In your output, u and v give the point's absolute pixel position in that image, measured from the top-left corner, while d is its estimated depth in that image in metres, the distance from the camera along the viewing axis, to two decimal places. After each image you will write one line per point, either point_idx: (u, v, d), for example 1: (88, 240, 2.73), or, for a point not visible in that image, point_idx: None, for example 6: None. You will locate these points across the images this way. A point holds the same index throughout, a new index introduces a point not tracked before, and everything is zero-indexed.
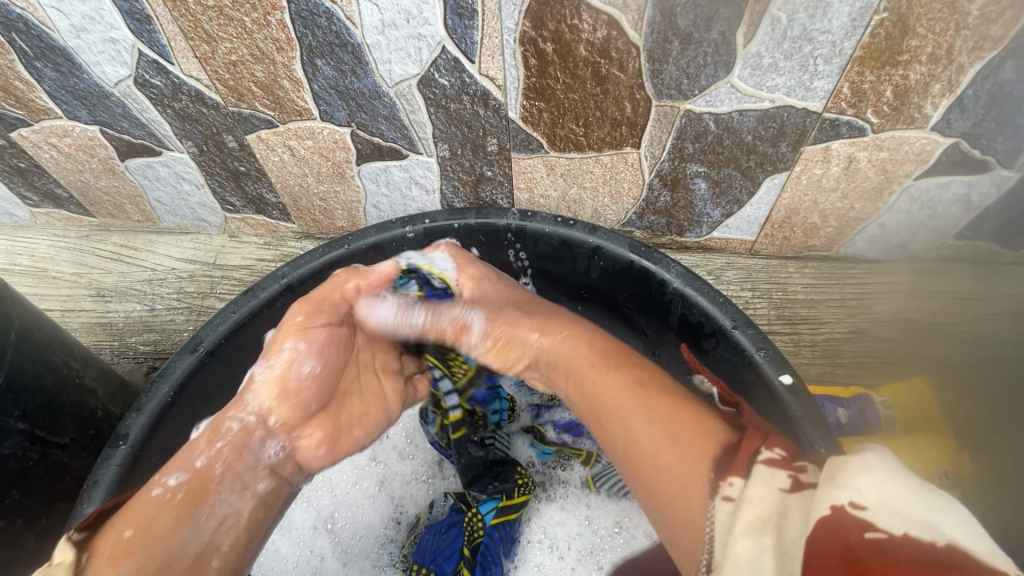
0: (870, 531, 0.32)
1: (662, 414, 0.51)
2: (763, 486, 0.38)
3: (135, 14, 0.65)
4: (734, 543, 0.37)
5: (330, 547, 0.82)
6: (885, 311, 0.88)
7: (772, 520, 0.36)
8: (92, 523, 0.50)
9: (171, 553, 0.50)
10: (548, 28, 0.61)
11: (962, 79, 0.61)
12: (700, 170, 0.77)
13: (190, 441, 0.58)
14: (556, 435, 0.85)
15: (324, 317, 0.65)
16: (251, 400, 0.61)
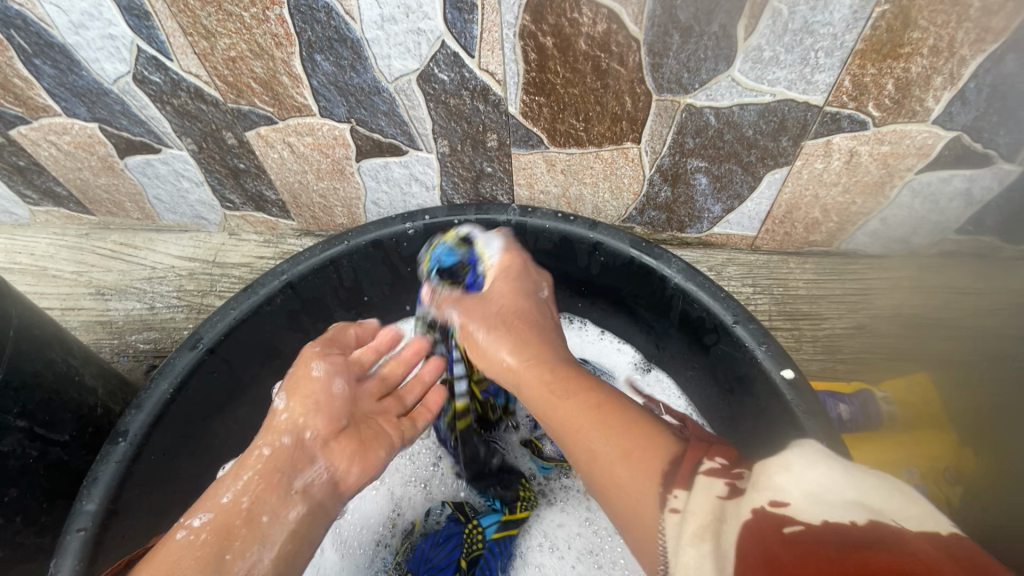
0: (791, 527, 0.32)
1: (617, 424, 0.49)
2: (702, 496, 0.37)
3: (134, 10, 0.65)
4: (679, 553, 0.35)
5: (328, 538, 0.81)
6: (887, 307, 0.88)
7: (713, 527, 0.35)
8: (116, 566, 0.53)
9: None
10: (547, 22, 0.61)
11: (963, 72, 0.61)
12: (700, 165, 0.77)
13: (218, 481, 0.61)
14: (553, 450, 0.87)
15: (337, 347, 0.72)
16: (282, 426, 0.64)
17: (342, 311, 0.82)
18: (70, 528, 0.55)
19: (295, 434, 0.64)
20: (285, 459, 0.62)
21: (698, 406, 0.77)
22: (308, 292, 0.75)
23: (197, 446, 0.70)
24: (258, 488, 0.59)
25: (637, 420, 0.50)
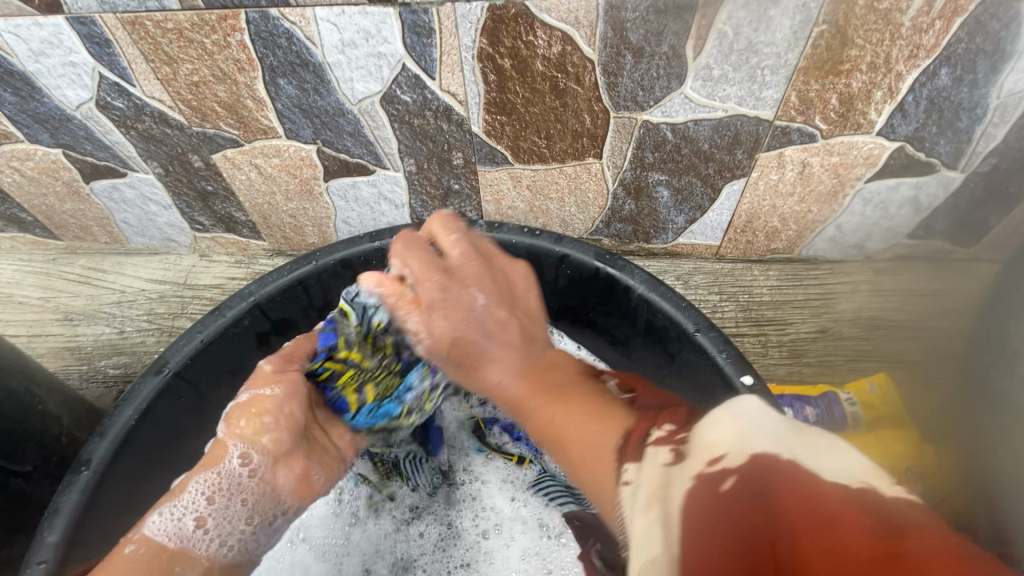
0: (730, 480, 0.31)
1: (583, 407, 0.47)
2: (648, 467, 0.36)
3: (94, 38, 0.65)
4: (633, 523, 0.33)
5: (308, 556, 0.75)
6: (847, 310, 0.91)
7: (658, 493, 0.33)
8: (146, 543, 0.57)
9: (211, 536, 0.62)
10: (504, 45, 0.63)
11: (901, 87, 0.64)
12: (661, 178, 0.79)
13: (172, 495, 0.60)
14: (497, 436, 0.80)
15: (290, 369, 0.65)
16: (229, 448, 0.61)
17: None
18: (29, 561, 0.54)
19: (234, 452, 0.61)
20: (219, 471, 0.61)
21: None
22: (276, 313, 0.75)
23: (159, 472, 0.69)
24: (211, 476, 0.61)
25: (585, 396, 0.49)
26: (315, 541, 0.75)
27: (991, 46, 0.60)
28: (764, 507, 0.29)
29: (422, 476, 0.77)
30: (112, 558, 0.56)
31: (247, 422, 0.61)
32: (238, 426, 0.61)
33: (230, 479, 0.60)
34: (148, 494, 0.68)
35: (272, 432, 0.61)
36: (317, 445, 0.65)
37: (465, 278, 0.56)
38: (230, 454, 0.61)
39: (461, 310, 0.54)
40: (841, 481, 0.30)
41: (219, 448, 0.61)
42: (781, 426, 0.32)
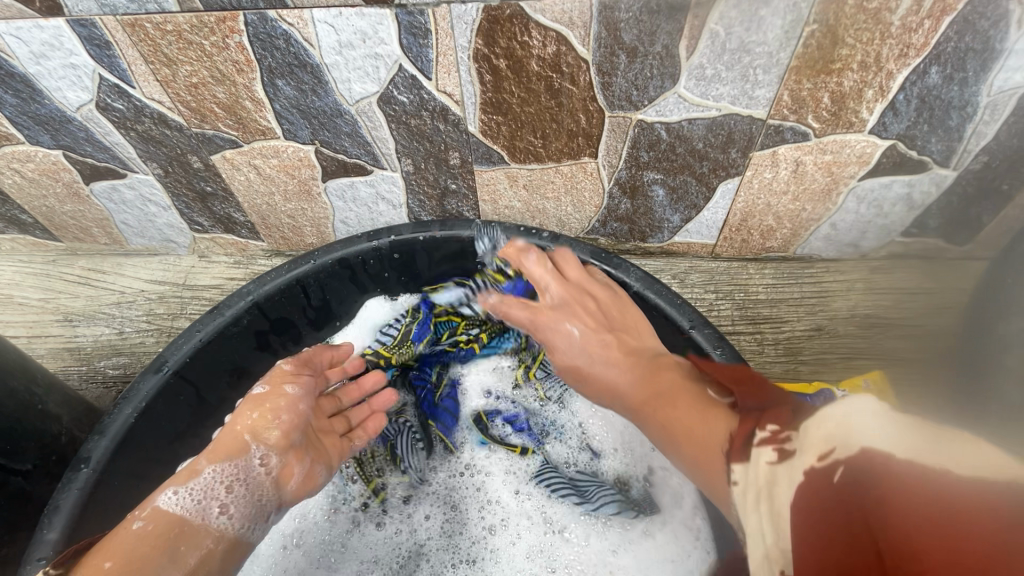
0: (840, 470, 0.35)
1: (690, 412, 0.53)
2: (755, 466, 0.42)
3: (95, 41, 0.66)
4: (746, 518, 0.41)
5: (307, 564, 0.74)
6: (843, 308, 0.92)
7: (765, 491, 0.40)
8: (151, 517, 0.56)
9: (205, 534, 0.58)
10: (499, 45, 0.64)
11: (892, 85, 0.65)
12: (656, 178, 0.80)
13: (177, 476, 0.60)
14: (499, 429, 0.82)
15: (308, 368, 0.71)
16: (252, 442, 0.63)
17: (312, 331, 0.83)
18: (27, 559, 0.54)
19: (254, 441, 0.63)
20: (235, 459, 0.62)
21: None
22: (274, 312, 0.76)
23: (159, 469, 0.69)
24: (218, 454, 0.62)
25: (697, 400, 0.54)
26: (311, 549, 0.75)
27: (980, 45, 0.60)
28: (862, 505, 0.33)
29: (413, 459, 0.78)
30: (119, 533, 0.55)
31: (259, 416, 0.64)
32: (250, 418, 0.64)
33: (242, 468, 0.62)
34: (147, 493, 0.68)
35: (282, 427, 0.65)
36: (319, 443, 0.68)
37: (560, 309, 0.69)
38: (251, 449, 0.63)
39: (558, 336, 0.68)
40: (963, 471, 0.30)
41: (232, 437, 0.64)
42: (887, 418, 0.34)
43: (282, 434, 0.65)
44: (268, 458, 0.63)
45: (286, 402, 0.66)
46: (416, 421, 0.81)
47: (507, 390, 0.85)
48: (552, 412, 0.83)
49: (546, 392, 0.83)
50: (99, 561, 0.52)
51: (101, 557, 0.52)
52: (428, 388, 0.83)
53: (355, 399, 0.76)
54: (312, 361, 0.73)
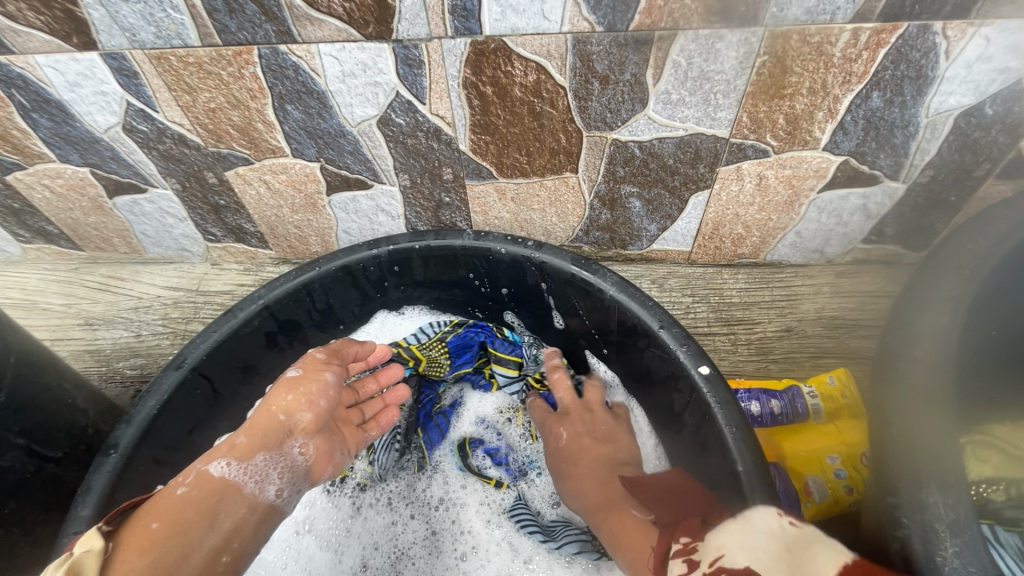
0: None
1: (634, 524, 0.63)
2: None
3: (125, 71, 0.74)
4: None
5: (315, 544, 0.81)
6: (811, 309, 0.98)
7: None
8: (195, 483, 0.61)
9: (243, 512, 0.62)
10: (485, 74, 0.71)
11: (839, 108, 0.72)
12: (633, 191, 0.87)
13: (214, 448, 0.66)
14: (479, 459, 0.88)
15: (337, 361, 0.76)
16: (286, 425, 0.68)
17: (316, 332, 0.90)
18: (64, 532, 0.60)
19: (290, 423, 0.68)
20: (270, 437, 0.67)
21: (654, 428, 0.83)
22: (282, 315, 0.83)
23: (178, 458, 0.76)
24: (254, 430, 0.67)
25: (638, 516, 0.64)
26: (320, 532, 0.82)
27: (915, 72, 0.68)
28: None
29: (382, 456, 0.84)
30: (165, 496, 0.59)
31: (293, 400, 0.69)
32: (284, 400, 0.69)
33: (281, 448, 0.67)
34: (168, 479, 0.75)
35: (311, 414, 0.70)
36: (340, 431, 0.76)
37: (561, 422, 0.83)
38: (291, 440, 0.68)
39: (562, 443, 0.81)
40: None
41: (266, 416, 0.68)
42: (773, 552, 0.41)
43: (313, 419, 0.70)
44: (305, 444, 0.69)
45: (321, 389, 0.70)
46: (405, 424, 0.88)
47: (497, 421, 0.92)
48: (533, 450, 0.89)
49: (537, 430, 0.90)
50: (149, 519, 0.56)
51: (149, 517, 0.56)
52: (431, 396, 0.93)
53: (370, 392, 0.84)
54: (342, 353, 0.78)
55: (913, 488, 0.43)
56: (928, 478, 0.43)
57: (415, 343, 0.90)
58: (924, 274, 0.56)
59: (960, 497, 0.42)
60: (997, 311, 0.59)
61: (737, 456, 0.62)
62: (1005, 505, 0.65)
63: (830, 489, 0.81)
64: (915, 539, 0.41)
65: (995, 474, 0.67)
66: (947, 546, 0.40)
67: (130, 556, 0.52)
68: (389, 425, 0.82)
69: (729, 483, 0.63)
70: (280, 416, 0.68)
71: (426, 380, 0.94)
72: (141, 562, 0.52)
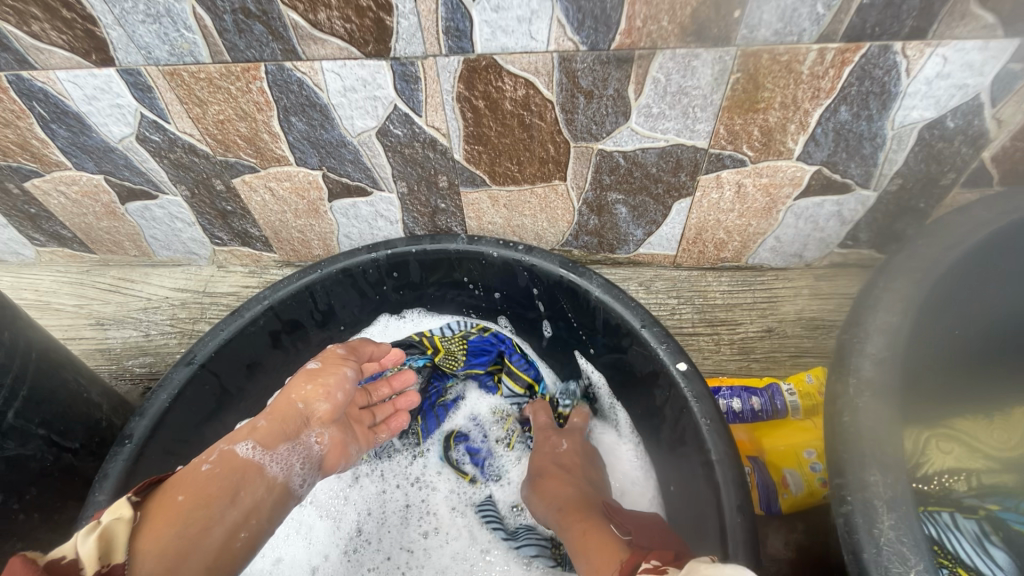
0: None
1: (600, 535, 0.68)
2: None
3: (139, 86, 0.79)
4: None
5: (314, 512, 0.88)
6: (791, 311, 1.02)
7: None
8: (217, 462, 0.67)
9: (261, 494, 0.67)
10: (477, 89, 0.76)
11: (810, 120, 0.77)
12: (619, 198, 0.92)
13: (236, 430, 0.71)
14: (460, 453, 0.93)
15: (353, 358, 0.82)
16: (305, 412, 0.74)
17: (318, 331, 0.94)
18: (84, 515, 0.65)
19: (308, 411, 0.74)
20: (291, 424, 0.72)
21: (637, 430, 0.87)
22: (286, 314, 0.88)
23: (188, 449, 0.80)
24: (275, 416, 0.73)
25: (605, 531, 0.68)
26: (321, 503, 0.89)
27: (878, 88, 0.72)
28: None
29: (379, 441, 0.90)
30: (190, 472, 0.65)
31: (312, 390, 0.75)
32: (304, 389, 0.75)
33: (300, 433, 0.73)
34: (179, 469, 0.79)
35: (328, 405, 0.75)
36: (355, 426, 0.81)
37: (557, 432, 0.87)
38: (309, 432, 0.74)
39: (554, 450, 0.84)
40: None
41: (287, 403, 0.74)
42: None
43: (329, 409, 0.76)
44: (320, 434, 0.75)
45: (337, 382, 0.76)
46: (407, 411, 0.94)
47: (487, 421, 0.96)
48: (509, 458, 0.93)
49: (517, 442, 0.94)
50: (176, 492, 0.62)
51: (177, 490, 0.63)
52: (438, 388, 0.97)
53: (382, 396, 0.88)
54: (360, 351, 0.84)
55: (858, 470, 0.48)
56: (871, 461, 0.48)
57: (438, 334, 0.98)
58: (880, 277, 0.60)
59: (899, 478, 0.48)
60: (947, 314, 0.64)
61: (711, 445, 0.67)
62: (966, 494, 0.71)
63: (806, 482, 0.86)
64: (857, 514, 0.47)
65: (956, 464, 0.73)
66: (884, 520, 0.46)
67: (158, 526, 0.58)
68: (398, 428, 0.87)
69: (703, 471, 0.68)
70: (302, 404, 0.74)
71: (437, 373, 0.99)
72: (168, 532, 0.58)
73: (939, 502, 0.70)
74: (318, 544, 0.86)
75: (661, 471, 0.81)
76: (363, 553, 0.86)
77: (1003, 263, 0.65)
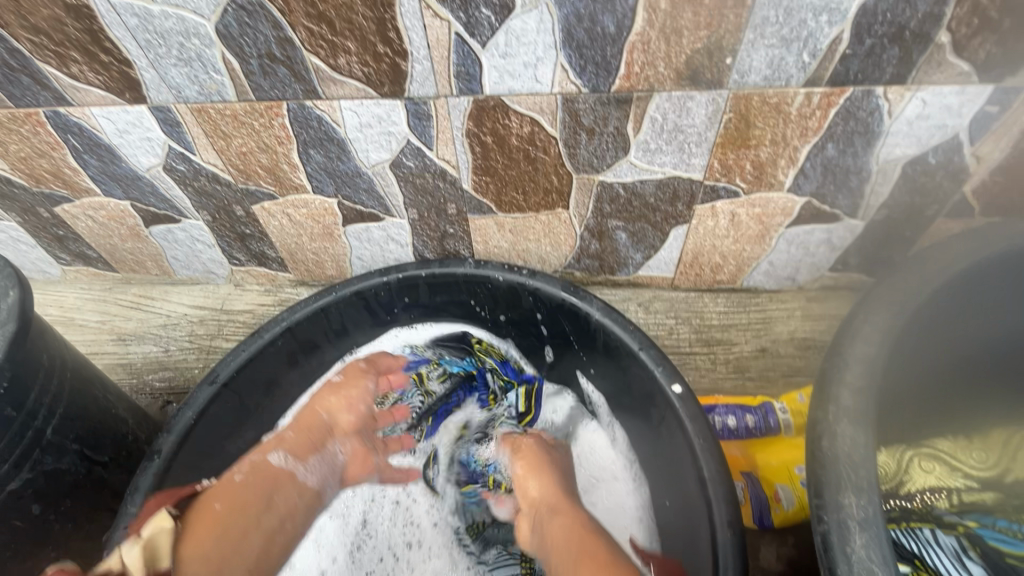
0: None
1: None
2: None
3: (169, 121, 0.84)
4: None
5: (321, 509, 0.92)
6: (784, 332, 1.06)
7: None
8: (252, 472, 0.77)
9: (295, 500, 0.79)
10: (485, 126, 0.81)
11: (799, 156, 0.81)
12: (619, 225, 0.96)
13: (270, 442, 0.83)
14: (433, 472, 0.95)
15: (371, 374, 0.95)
16: (327, 421, 0.88)
17: (332, 350, 0.99)
18: (116, 527, 0.70)
19: (331, 422, 0.88)
20: (316, 434, 0.86)
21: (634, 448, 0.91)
22: (303, 335, 0.92)
23: (210, 464, 0.85)
24: (302, 429, 0.85)
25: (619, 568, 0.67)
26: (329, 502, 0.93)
27: (863, 128, 0.77)
28: None
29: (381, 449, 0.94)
30: (225, 482, 0.75)
31: (335, 403, 0.89)
32: (328, 402, 0.89)
33: (325, 444, 0.86)
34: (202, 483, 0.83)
35: (354, 417, 0.90)
36: (378, 445, 0.94)
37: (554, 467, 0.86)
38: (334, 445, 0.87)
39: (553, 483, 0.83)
40: None
41: (311, 414, 0.87)
42: None
43: (351, 421, 0.90)
44: (343, 444, 0.88)
45: (359, 394, 0.90)
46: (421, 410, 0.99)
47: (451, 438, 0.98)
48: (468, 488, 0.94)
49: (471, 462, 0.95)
50: (215, 501, 0.72)
51: (215, 499, 0.72)
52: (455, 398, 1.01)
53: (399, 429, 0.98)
54: (378, 363, 0.97)
55: (834, 492, 0.52)
56: (846, 484, 0.53)
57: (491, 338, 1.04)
58: (860, 308, 0.64)
59: (871, 500, 0.52)
60: (923, 343, 0.68)
61: (705, 464, 0.71)
62: (947, 512, 0.75)
63: (797, 497, 0.90)
64: (833, 533, 0.51)
65: (938, 482, 0.77)
66: (856, 538, 0.50)
67: (201, 530, 0.67)
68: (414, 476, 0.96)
69: (698, 488, 0.72)
70: (326, 416, 0.88)
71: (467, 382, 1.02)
72: (209, 539, 0.67)
73: (921, 517, 0.74)
74: (325, 546, 0.90)
75: (656, 488, 0.84)
76: (362, 553, 0.90)
77: (976, 295, 0.69)
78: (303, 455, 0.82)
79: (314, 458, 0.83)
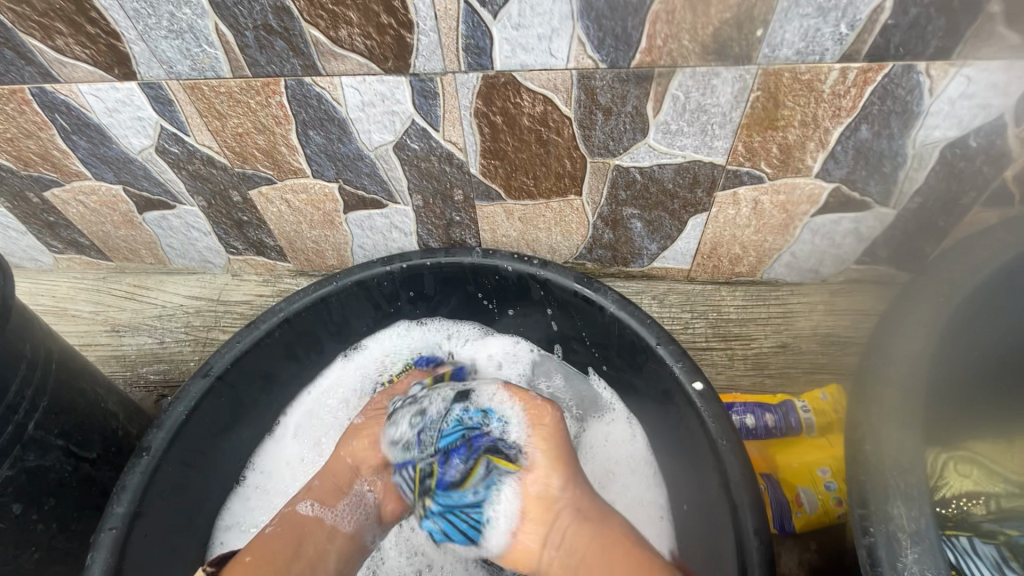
0: None
1: None
2: None
3: (160, 99, 0.79)
4: None
5: None
6: (805, 327, 1.01)
7: None
8: (279, 524, 0.74)
9: (324, 548, 0.73)
10: (495, 105, 0.76)
11: (830, 139, 0.76)
12: (634, 213, 0.91)
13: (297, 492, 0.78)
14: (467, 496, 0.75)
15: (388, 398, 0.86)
16: (354, 462, 0.80)
17: (332, 343, 0.94)
18: (102, 527, 0.66)
19: (355, 461, 0.80)
20: (339, 477, 0.79)
21: (649, 446, 0.86)
22: (301, 326, 0.88)
23: (204, 462, 0.80)
24: (322, 475, 0.79)
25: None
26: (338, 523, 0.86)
27: (900, 108, 0.72)
28: None
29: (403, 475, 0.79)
30: (257, 538, 0.73)
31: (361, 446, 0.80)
32: (351, 445, 0.80)
33: (354, 485, 0.79)
34: (196, 482, 0.79)
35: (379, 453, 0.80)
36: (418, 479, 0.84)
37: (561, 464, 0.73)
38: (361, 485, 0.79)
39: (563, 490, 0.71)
40: None
41: (337, 458, 0.80)
42: None
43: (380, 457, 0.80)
44: (372, 482, 0.80)
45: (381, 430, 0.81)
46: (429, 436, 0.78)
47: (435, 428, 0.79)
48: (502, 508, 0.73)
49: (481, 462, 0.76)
50: (245, 553, 0.70)
51: (245, 552, 0.70)
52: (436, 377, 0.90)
53: None
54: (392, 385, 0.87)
55: (881, 502, 0.49)
56: (894, 494, 0.49)
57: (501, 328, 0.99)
58: (903, 301, 0.59)
59: (922, 511, 0.48)
60: (968, 340, 0.64)
61: (729, 469, 0.66)
62: (984, 519, 0.69)
63: (820, 501, 0.85)
64: (879, 547, 0.48)
65: (974, 488, 0.71)
66: (907, 553, 0.47)
67: None
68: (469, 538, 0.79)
69: (720, 493, 0.67)
70: (349, 458, 0.80)
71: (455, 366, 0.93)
72: None
73: (957, 525, 0.68)
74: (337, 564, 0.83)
75: (675, 489, 0.80)
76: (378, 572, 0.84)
77: None
78: (330, 505, 0.76)
79: (344, 503, 0.77)
